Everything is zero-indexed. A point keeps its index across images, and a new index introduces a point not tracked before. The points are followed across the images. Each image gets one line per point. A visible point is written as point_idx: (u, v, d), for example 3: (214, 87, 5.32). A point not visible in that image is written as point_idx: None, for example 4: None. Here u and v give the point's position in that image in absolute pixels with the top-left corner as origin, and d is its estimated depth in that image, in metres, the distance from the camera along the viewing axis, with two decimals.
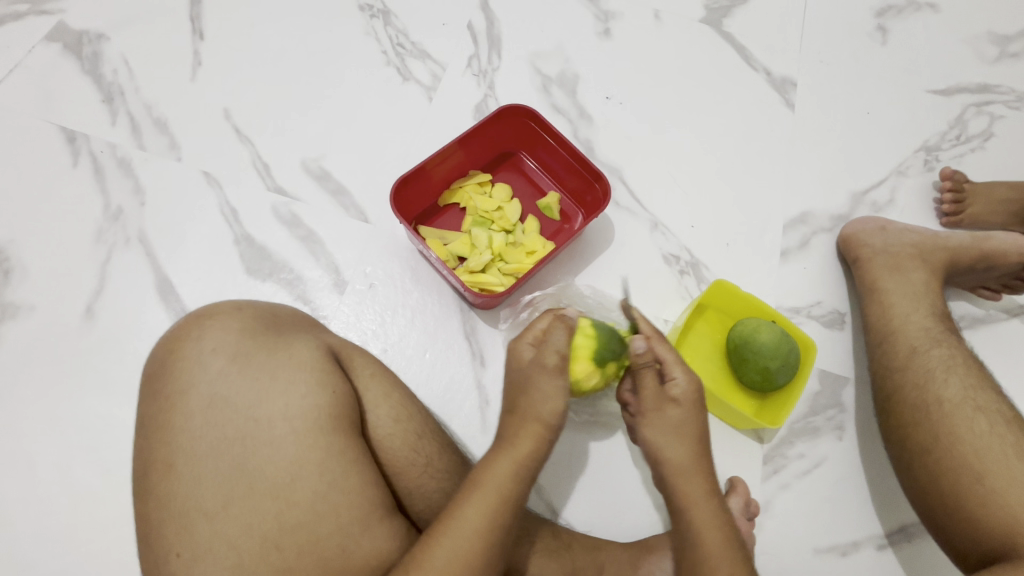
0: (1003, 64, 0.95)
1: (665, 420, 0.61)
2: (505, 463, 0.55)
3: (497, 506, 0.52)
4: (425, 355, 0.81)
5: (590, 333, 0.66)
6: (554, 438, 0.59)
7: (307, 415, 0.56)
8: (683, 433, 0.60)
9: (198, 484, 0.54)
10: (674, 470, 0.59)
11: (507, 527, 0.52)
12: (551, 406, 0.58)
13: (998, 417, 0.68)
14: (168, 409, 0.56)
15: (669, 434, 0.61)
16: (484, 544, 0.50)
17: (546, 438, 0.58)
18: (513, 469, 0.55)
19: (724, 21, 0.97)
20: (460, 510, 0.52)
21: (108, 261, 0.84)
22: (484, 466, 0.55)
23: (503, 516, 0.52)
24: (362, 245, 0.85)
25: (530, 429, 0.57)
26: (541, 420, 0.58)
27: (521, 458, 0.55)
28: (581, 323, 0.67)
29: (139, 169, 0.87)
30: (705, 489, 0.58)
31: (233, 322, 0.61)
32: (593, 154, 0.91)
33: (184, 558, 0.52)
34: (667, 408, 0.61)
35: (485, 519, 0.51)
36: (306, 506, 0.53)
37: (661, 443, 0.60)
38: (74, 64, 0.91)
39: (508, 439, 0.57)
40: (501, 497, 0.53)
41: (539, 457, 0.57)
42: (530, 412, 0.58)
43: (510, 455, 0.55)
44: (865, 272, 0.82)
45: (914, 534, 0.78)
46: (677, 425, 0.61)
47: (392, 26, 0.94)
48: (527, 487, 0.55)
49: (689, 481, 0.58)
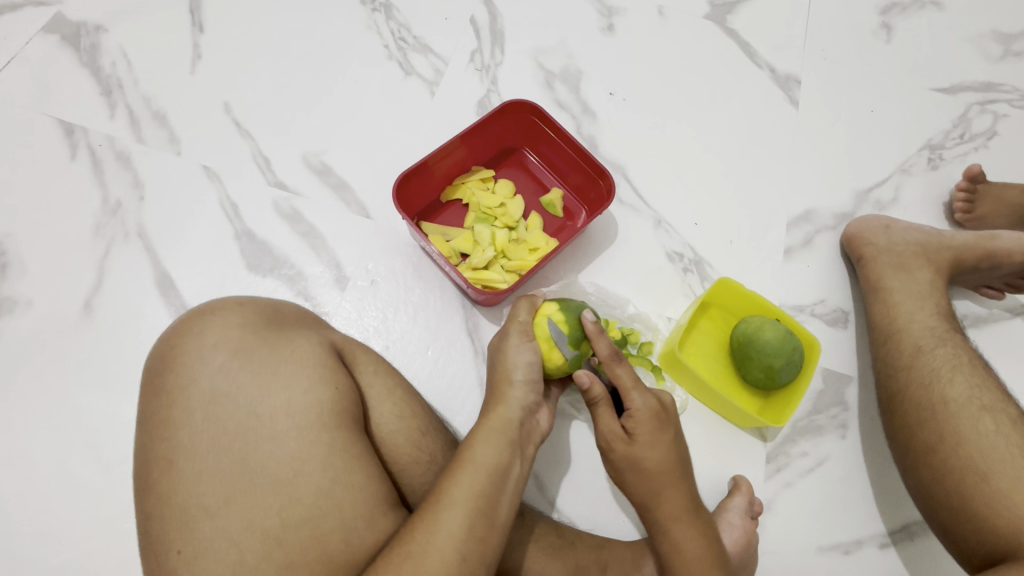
0: (1007, 63, 0.95)
1: (620, 458, 0.62)
2: (484, 436, 0.56)
3: (485, 475, 0.53)
4: (428, 352, 0.81)
5: (559, 320, 0.67)
6: (532, 402, 0.61)
7: (310, 411, 0.55)
8: (642, 468, 0.60)
9: (199, 480, 0.53)
10: (642, 499, 0.60)
11: (496, 494, 0.52)
12: (522, 363, 0.63)
13: (1004, 416, 0.68)
14: (169, 405, 0.56)
15: (629, 471, 0.61)
16: (473, 508, 0.50)
17: (519, 398, 0.60)
18: (495, 440, 0.56)
19: (728, 18, 0.96)
20: (446, 485, 0.52)
21: (106, 256, 0.83)
22: (467, 444, 0.56)
23: (492, 485, 0.52)
24: (363, 242, 0.85)
25: (507, 395, 0.60)
26: (512, 380, 0.62)
27: (499, 426, 0.57)
28: (546, 311, 0.68)
29: (138, 162, 0.86)
30: (678, 507, 0.59)
31: (234, 318, 0.60)
32: (597, 151, 0.90)
33: (185, 555, 0.51)
34: (620, 445, 0.62)
35: (473, 486, 0.52)
36: (308, 503, 0.52)
37: (626, 474, 0.61)
38: (72, 56, 0.90)
39: (487, 411, 0.59)
40: (485, 464, 0.53)
41: (517, 422, 0.58)
42: (500, 376, 0.63)
43: (489, 424, 0.57)
44: (870, 271, 0.82)
45: (917, 532, 0.78)
46: (632, 464, 0.61)
47: (394, 20, 0.93)
48: (512, 455, 0.56)
49: (661, 504, 0.60)
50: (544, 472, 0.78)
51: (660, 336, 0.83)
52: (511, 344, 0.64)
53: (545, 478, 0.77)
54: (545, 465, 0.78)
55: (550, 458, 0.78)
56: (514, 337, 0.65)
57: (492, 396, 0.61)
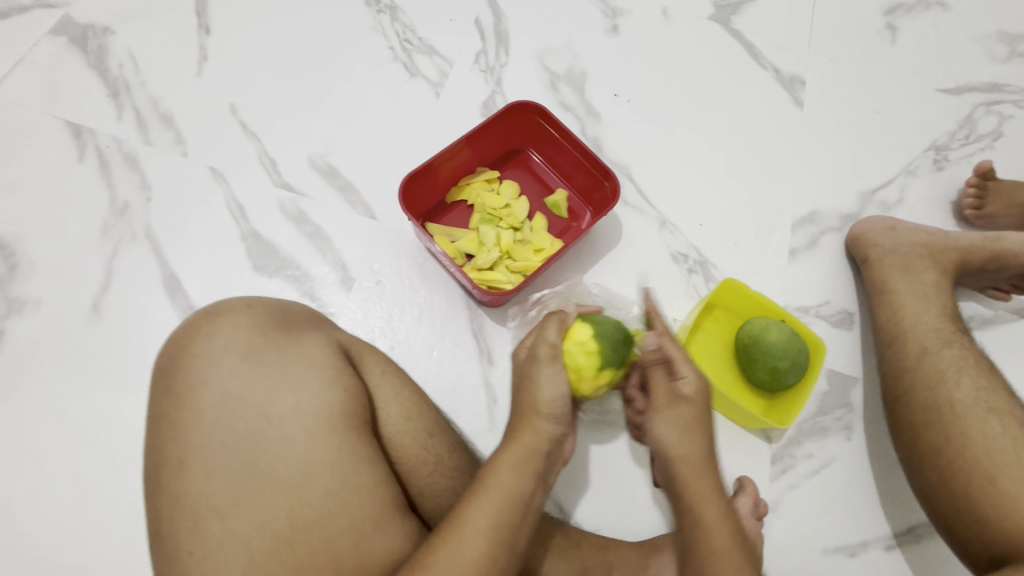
0: (1012, 63, 0.95)
1: (673, 415, 0.60)
2: (509, 460, 0.55)
3: (506, 504, 0.52)
4: (433, 352, 0.81)
5: (590, 351, 0.65)
6: (559, 434, 0.60)
7: (319, 413, 0.55)
8: (694, 429, 0.59)
9: (209, 482, 0.53)
10: (684, 467, 0.57)
11: (517, 524, 0.52)
12: (550, 398, 0.60)
13: (1011, 418, 0.68)
14: (179, 405, 0.56)
15: (679, 430, 0.59)
16: (491, 537, 0.50)
17: (547, 429, 0.58)
18: (520, 470, 0.54)
19: (733, 19, 0.96)
20: (465, 510, 0.51)
21: (114, 257, 0.83)
22: (490, 466, 0.55)
23: (512, 514, 0.52)
24: (369, 243, 0.85)
25: (535, 424, 0.58)
26: (541, 411, 0.59)
27: (525, 452, 0.56)
28: (578, 339, 0.66)
29: (145, 163, 0.87)
30: (714, 484, 0.57)
31: (243, 319, 0.61)
32: (602, 151, 0.90)
33: (195, 556, 0.51)
34: (679, 404, 0.60)
35: (493, 514, 0.51)
36: (318, 506, 0.53)
37: (668, 440, 0.59)
38: (79, 58, 0.91)
39: (512, 435, 0.58)
40: (507, 492, 0.52)
41: (543, 451, 0.57)
42: (526, 399, 0.60)
43: (514, 449, 0.56)
44: (875, 272, 0.82)
45: (923, 534, 0.78)
46: (688, 421, 0.59)
47: (399, 21, 0.94)
48: (534, 484, 0.55)
49: (698, 477, 0.57)
50: None
51: None
52: (541, 376, 0.61)
53: (550, 479, 0.78)
54: None
55: None
56: (545, 370, 0.61)
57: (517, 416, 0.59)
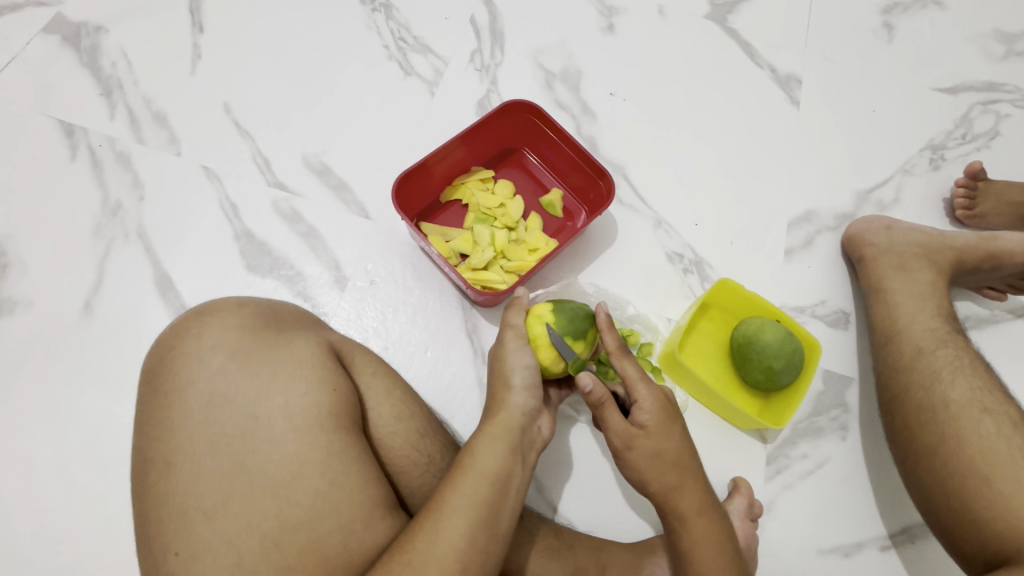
0: (1009, 63, 0.94)
1: (638, 455, 0.59)
2: (487, 443, 0.56)
3: (485, 481, 0.52)
4: (427, 352, 0.81)
5: (545, 320, 0.67)
6: (532, 409, 0.61)
7: (308, 412, 0.55)
8: (665, 461, 0.59)
9: (197, 481, 0.53)
10: (660, 494, 0.58)
11: (498, 504, 0.52)
12: (519, 368, 0.63)
13: (1005, 418, 0.68)
14: (167, 405, 0.56)
15: (649, 465, 0.59)
16: (474, 514, 0.50)
17: (519, 404, 0.61)
18: (498, 448, 0.56)
19: (729, 18, 0.96)
20: (447, 492, 0.51)
21: (105, 256, 0.83)
22: (469, 451, 0.55)
23: (491, 490, 0.52)
24: (362, 243, 0.84)
25: (508, 401, 0.61)
26: (511, 386, 0.61)
27: (500, 430, 0.57)
28: (537, 312, 0.68)
29: (138, 163, 0.86)
30: (696, 502, 0.58)
31: (232, 319, 0.61)
32: (597, 150, 0.90)
33: (183, 556, 0.51)
34: (636, 441, 0.60)
35: (474, 494, 0.51)
36: (306, 505, 0.52)
37: (642, 474, 0.59)
38: (72, 57, 0.90)
39: (488, 416, 0.59)
40: (486, 473, 0.53)
41: (518, 428, 0.59)
42: (503, 381, 0.62)
43: (493, 432, 0.57)
44: (871, 272, 0.81)
45: (918, 535, 0.78)
46: (650, 456, 0.59)
47: (394, 20, 0.93)
48: (513, 463, 0.55)
49: (679, 499, 0.58)
50: (543, 473, 0.77)
51: (660, 336, 0.83)
52: (507, 348, 0.64)
53: (544, 480, 0.77)
54: (544, 466, 0.78)
55: (550, 459, 0.78)
56: (510, 341, 0.65)
57: (495, 398, 0.62)
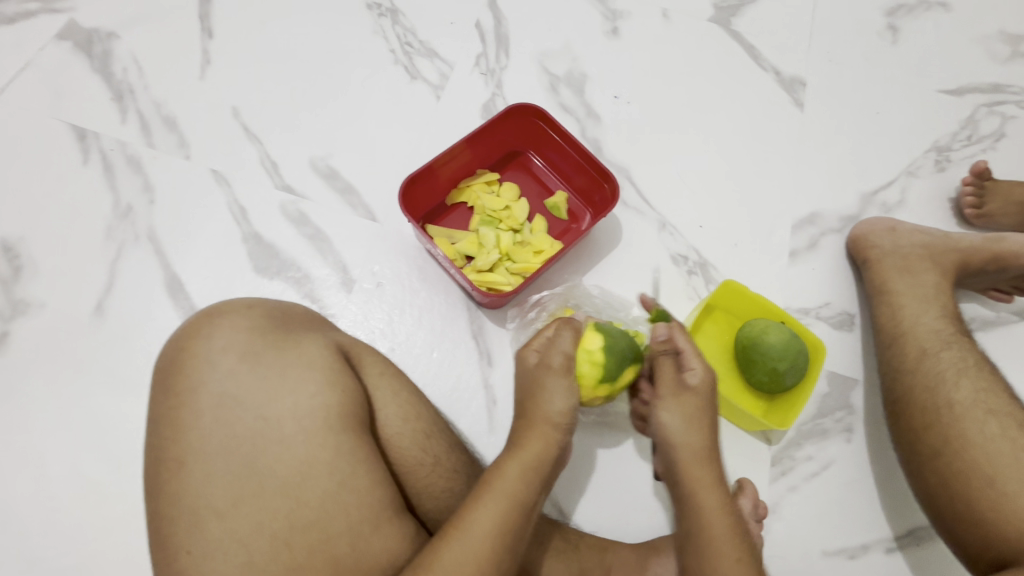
0: (1015, 64, 0.94)
1: (676, 405, 0.62)
2: (515, 465, 0.56)
3: (509, 504, 0.52)
4: (433, 354, 0.81)
5: (595, 359, 0.66)
6: (565, 440, 0.61)
7: (317, 414, 0.56)
8: (696, 422, 0.61)
9: (208, 482, 0.54)
10: (684, 454, 0.59)
11: (520, 523, 0.52)
12: (560, 406, 0.61)
13: (1010, 420, 0.67)
14: (179, 406, 0.57)
15: (682, 420, 0.61)
16: (499, 535, 0.50)
17: (555, 440, 0.59)
18: (527, 475, 0.55)
19: (733, 21, 0.96)
20: (475, 508, 0.52)
21: (117, 258, 0.84)
22: (494, 471, 0.56)
23: (516, 511, 0.52)
24: (369, 244, 0.85)
25: (543, 433, 0.59)
26: (551, 417, 0.60)
27: (531, 457, 0.57)
28: (587, 346, 0.66)
29: (148, 166, 0.88)
30: (715, 476, 0.58)
31: (242, 320, 0.61)
32: (601, 153, 0.90)
33: (193, 555, 0.52)
34: (679, 395, 0.63)
35: (496, 511, 0.52)
36: (317, 506, 0.53)
37: (672, 426, 0.61)
38: (84, 63, 0.92)
39: (519, 441, 0.59)
40: (512, 491, 0.53)
41: (550, 457, 0.58)
42: (540, 408, 0.61)
43: (522, 455, 0.57)
44: (875, 274, 0.81)
45: (923, 537, 0.78)
46: (692, 409, 0.61)
47: (400, 25, 0.94)
48: (537, 486, 0.55)
49: (701, 467, 0.59)
50: None
51: None
52: (548, 387, 0.62)
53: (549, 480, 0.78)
54: None
55: None
56: (552, 382, 0.63)
57: (521, 420, 0.61)
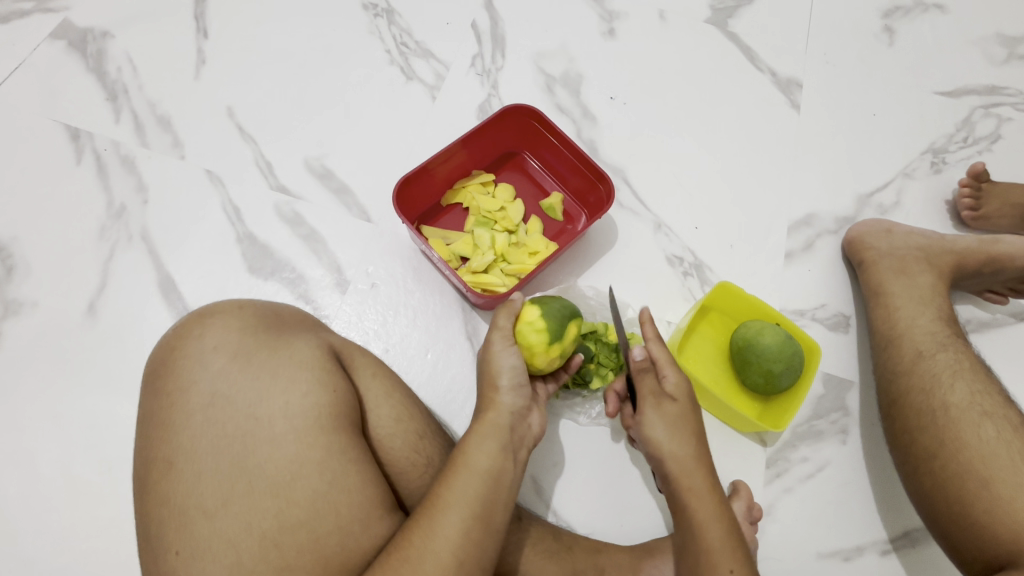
0: (1011, 66, 0.94)
1: (664, 416, 0.62)
2: (477, 439, 0.56)
3: (477, 479, 0.52)
4: (427, 355, 0.81)
5: (539, 327, 0.66)
6: (521, 407, 0.61)
7: (308, 414, 0.55)
8: (681, 429, 0.61)
9: (198, 482, 0.53)
10: (674, 467, 0.59)
11: (491, 499, 0.52)
12: (507, 369, 0.63)
13: (1005, 422, 0.67)
14: (169, 406, 0.56)
15: (670, 432, 0.61)
16: (467, 511, 0.50)
17: (508, 404, 0.60)
18: (487, 444, 0.55)
19: (730, 22, 0.96)
20: (441, 489, 0.52)
21: (110, 258, 0.84)
22: (461, 449, 0.55)
23: (485, 488, 0.52)
24: (363, 245, 0.85)
25: (496, 401, 0.60)
26: (499, 386, 0.61)
27: (489, 430, 0.57)
28: (527, 318, 0.67)
29: (142, 166, 0.87)
30: (708, 484, 0.58)
31: (233, 321, 0.61)
32: (597, 154, 0.90)
33: (183, 556, 0.51)
34: (665, 406, 0.62)
35: (467, 491, 0.51)
36: (306, 506, 0.53)
37: (659, 439, 0.61)
38: (79, 62, 0.91)
39: (478, 417, 0.59)
40: (479, 468, 0.53)
41: (506, 426, 0.58)
42: (490, 382, 0.62)
43: (482, 429, 0.57)
44: (872, 275, 0.81)
45: (919, 539, 0.77)
46: (675, 420, 0.61)
47: (396, 25, 0.94)
48: (503, 457, 0.55)
49: (691, 477, 0.58)
50: (542, 476, 0.78)
51: (660, 339, 0.84)
52: (494, 351, 0.64)
53: (543, 481, 0.77)
54: (542, 468, 0.78)
55: (549, 461, 0.78)
56: (497, 344, 0.64)
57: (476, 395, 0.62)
